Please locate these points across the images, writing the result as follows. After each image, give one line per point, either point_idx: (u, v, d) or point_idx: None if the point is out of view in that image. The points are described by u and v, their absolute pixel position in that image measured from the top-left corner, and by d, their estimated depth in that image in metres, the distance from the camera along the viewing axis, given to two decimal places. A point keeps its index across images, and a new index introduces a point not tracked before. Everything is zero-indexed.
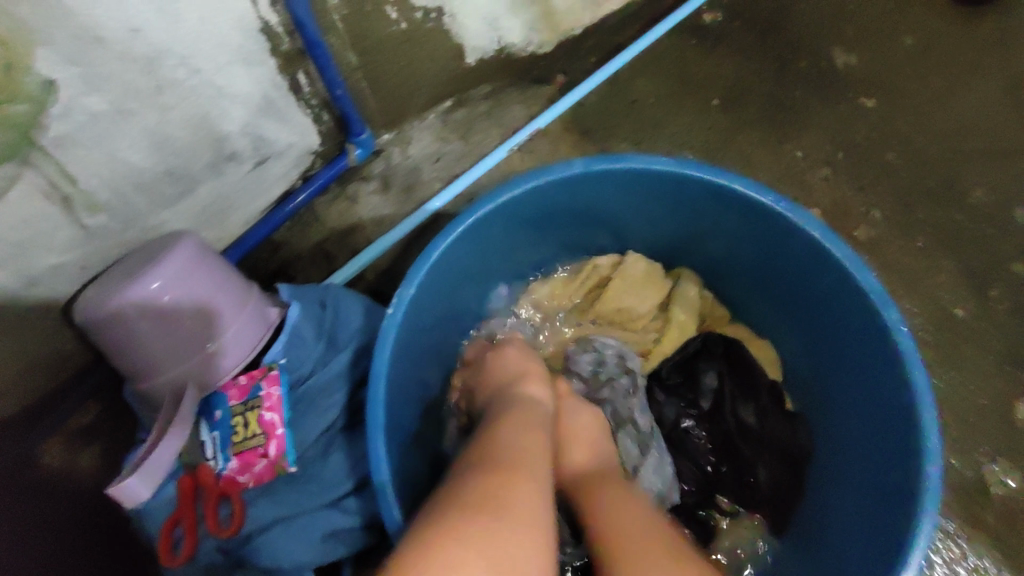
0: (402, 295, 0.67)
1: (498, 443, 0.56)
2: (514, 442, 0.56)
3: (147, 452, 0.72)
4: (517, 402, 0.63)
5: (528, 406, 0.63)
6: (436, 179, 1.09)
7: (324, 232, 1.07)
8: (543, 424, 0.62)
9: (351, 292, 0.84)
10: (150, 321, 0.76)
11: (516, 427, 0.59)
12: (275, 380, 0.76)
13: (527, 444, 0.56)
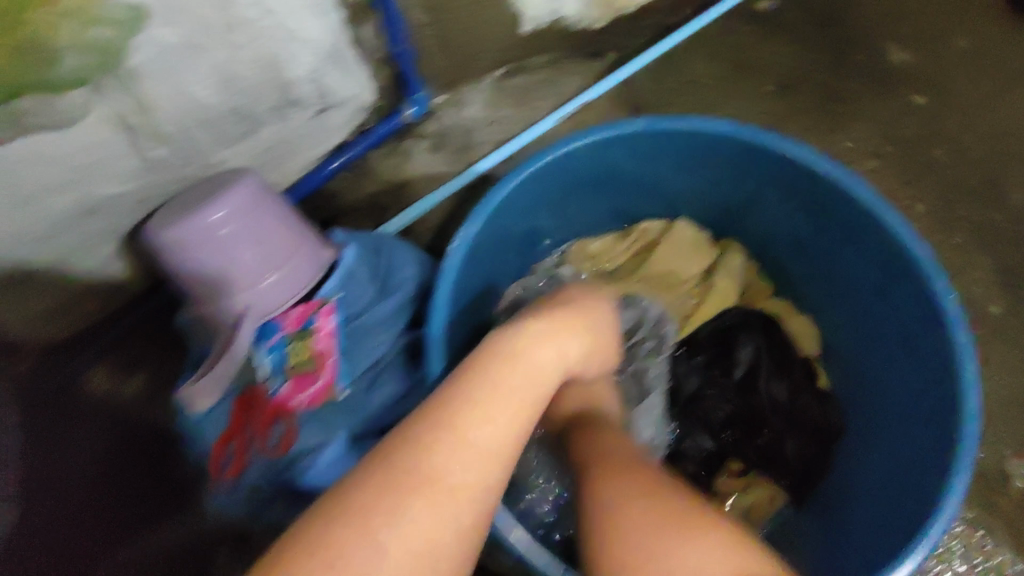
0: (465, 233, 0.69)
1: (451, 440, 0.50)
2: (473, 445, 0.50)
3: (208, 367, 0.75)
4: (515, 376, 0.56)
5: (518, 386, 0.55)
6: (488, 143, 1.11)
7: (376, 185, 1.09)
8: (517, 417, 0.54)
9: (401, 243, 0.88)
10: (212, 249, 0.79)
11: (485, 418, 0.52)
12: (329, 313, 0.79)
13: (481, 450, 0.50)
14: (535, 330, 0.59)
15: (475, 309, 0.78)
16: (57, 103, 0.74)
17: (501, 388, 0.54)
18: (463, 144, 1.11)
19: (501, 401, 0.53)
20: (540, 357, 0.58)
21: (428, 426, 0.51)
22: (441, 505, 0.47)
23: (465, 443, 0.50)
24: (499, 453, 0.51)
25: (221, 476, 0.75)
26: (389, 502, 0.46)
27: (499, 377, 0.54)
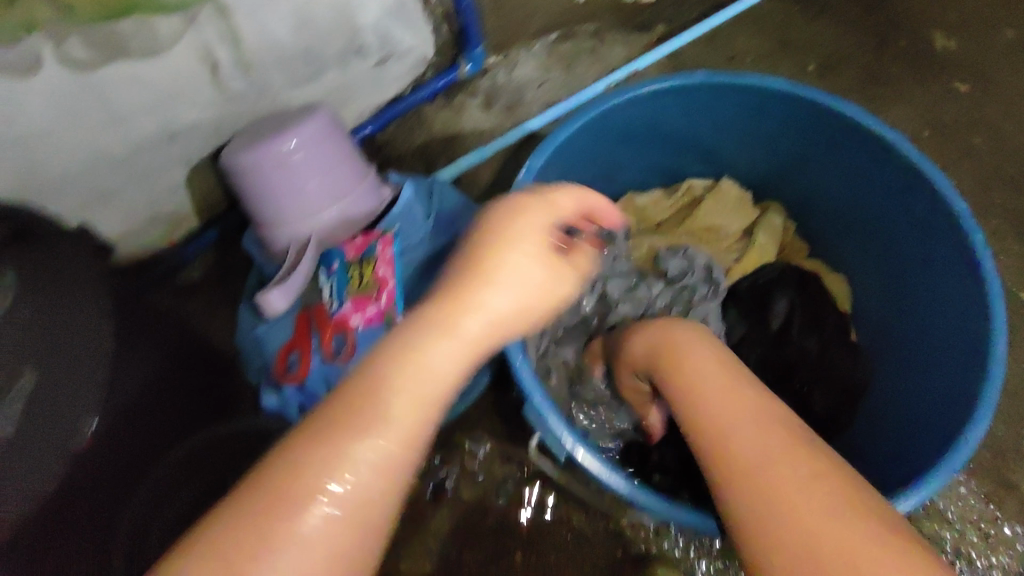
0: (531, 164, 0.72)
1: (336, 447, 0.44)
2: (359, 451, 0.44)
3: (283, 277, 0.82)
4: (417, 365, 0.49)
5: (415, 382, 0.48)
6: (537, 103, 1.15)
7: (428, 136, 1.14)
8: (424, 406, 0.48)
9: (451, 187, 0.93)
10: (282, 177, 0.84)
11: (378, 419, 0.46)
12: (388, 242, 0.82)
13: (377, 453, 0.45)
14: (439, 314, 0.52)
15: None
16: (152, 28, 0.79)
17: (397, 388, 0.47)
18: (513, 103, 1.15)
19: (392, 400, 0.46)
20: (442, 348, 0.50)
21: (303, 444, 0.44)
22: (312, 529, 0.42)
23: (349, 446, 0.44)
24: (395, 456, 0.45)
25: (284, 385, 0.80)
26: (249, 536, 0.41)
27: (392, 372, 0.48)
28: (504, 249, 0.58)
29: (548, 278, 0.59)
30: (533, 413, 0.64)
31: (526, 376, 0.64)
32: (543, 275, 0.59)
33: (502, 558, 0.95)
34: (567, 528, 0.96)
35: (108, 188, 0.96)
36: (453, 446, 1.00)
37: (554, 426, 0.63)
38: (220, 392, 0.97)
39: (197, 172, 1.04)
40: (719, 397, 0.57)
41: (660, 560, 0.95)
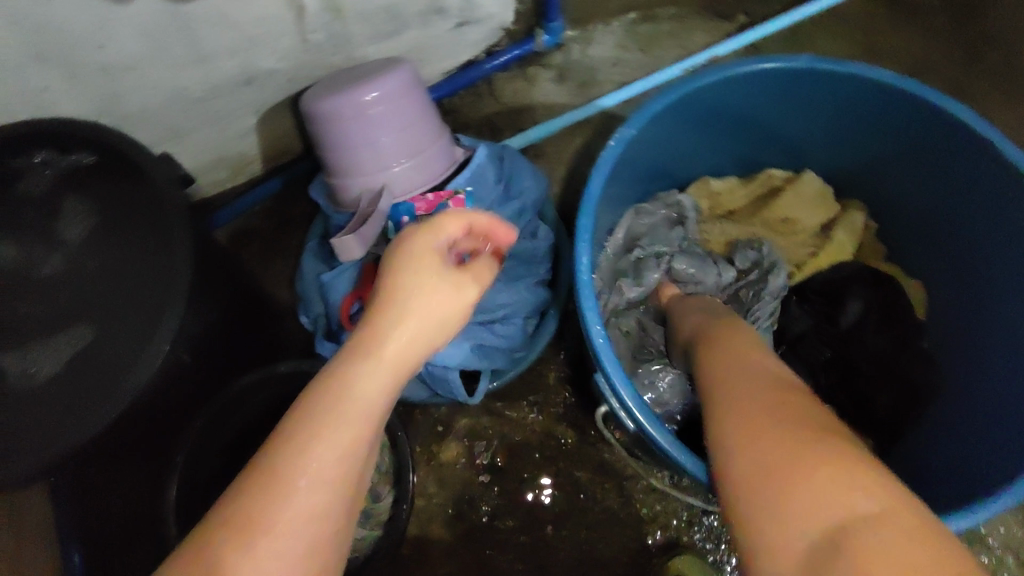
0: (623, 133, 0.71)
1: (273, 493, 0.45)
2: (295, 489, 0.46)
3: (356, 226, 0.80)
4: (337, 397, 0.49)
5: (334, 426, 0.48)
6: (610, 82, 1.14)
7: (497, 106, 1.13)
8: (351, 432, 0.48)
9: (521, 156, 0.93)
10: (360, 128, 0.84)
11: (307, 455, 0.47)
12: (460, 203, 0.83)
13: (314, 488, 0.46)
14: (351, 357, 0.51)
15: (606, 220, 0.81)
16: None
17: (318, 435, 0.47)
18: (585, 80, 1.14)
19: (315, 452, 0.47)
20: (361, 380, 0.50)
21: (230, 506, 0.45)
22: (261, 571, 0.44)
23: (283, 487, 0.45)
24: (333, 482, 0.47)
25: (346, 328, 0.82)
26: None
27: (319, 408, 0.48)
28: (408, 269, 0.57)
29: (457, 297, 0.57)
30: (602, 372, 0.65)
31: (600, 339, 0.64)
32: (455, 296, 0.57)
33: (531, 530, 0.96)
34: (598, 509, 0.96)
35: (181, 127, 0.97)
36: (493, 415, 1.00)
37: (621, 389, 0.64)
38: (262, 337, 0.98)
39: (266, 120, 1.05)
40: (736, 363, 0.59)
41: (689, 550, 0.95)
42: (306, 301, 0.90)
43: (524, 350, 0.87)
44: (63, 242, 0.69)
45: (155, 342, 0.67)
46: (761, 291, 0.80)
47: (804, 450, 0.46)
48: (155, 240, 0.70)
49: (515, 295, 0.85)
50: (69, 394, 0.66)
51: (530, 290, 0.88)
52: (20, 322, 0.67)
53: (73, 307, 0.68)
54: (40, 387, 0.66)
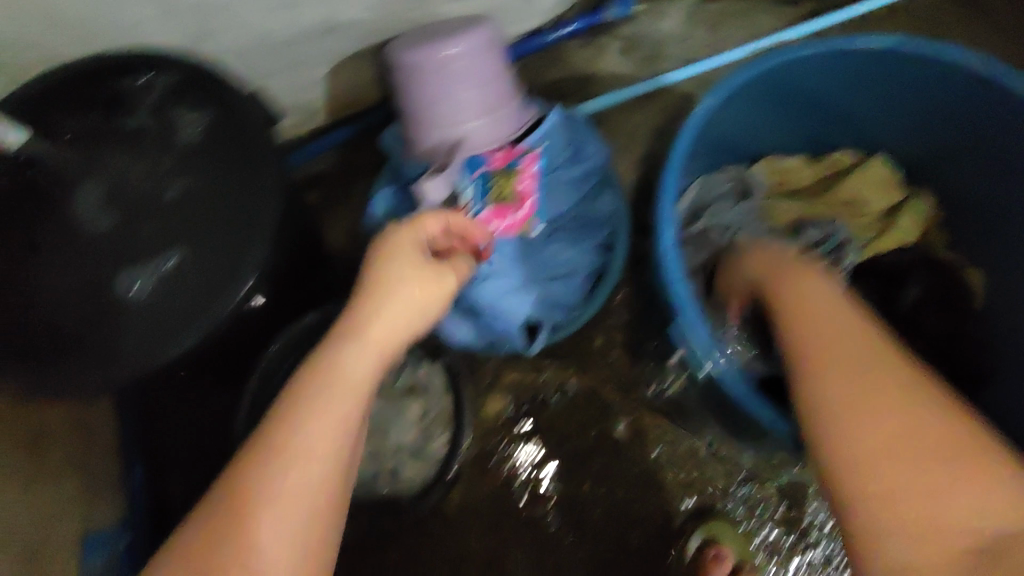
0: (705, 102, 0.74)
1: (272, 454, 0.55)
2: (289, 449, 0.55)
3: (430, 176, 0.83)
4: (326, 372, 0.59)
5: (329, 397, 0.58)
6: (676, 58, 1.16)
7: (563, 73, 1.15)
8: (335, 399, 0.58)
9: (586, 123, 0.94)
10: (441, 82, 0.85)
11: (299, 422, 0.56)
12: (532, 160, 0.85)
13: (306, 449, 0.56)
14: (343, 341, 0.61)
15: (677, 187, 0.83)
16: None
17: (316, 404, 0.57)
18: (652, 55, 1.16)
19: (312, 417, 0.57)
20: (352, 356, 0.60)
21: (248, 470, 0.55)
22: (267, 514, 0.54)
23: (277, 450, 0.55)
24: (322, 444, 0.56)
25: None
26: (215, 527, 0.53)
27: (311, 382, 0.58)
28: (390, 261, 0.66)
29: (434, 286, 0.66)
30: (681, 326, 0.70)
31: (680, 291, 0.69)
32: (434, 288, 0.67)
33: (568, 485, 0.99)
34: (635, 471, 0.99)
35: (256, 72, 0.97)
36: (539, 374, 1.03)
37: (702, 346, 0.69)
38: (319, 278, 1.00)
39: (337, 71, 1.06)
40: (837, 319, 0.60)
41: (722, 517, 0.98)
42: None
43: (583, 308, 0.88)
44: (167, 173, 0.74)
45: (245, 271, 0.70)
46: (838, 270, 0.79)
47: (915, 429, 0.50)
48: (246, 171, 0.74)
49: (575, 255, 0.89)
50: (161, 318, 0.70)
51: (590, 253, 0.91)
52: (116, 249, 0.71)
53: (167, 237, 0.72)
54: (132, 308, 0.70)
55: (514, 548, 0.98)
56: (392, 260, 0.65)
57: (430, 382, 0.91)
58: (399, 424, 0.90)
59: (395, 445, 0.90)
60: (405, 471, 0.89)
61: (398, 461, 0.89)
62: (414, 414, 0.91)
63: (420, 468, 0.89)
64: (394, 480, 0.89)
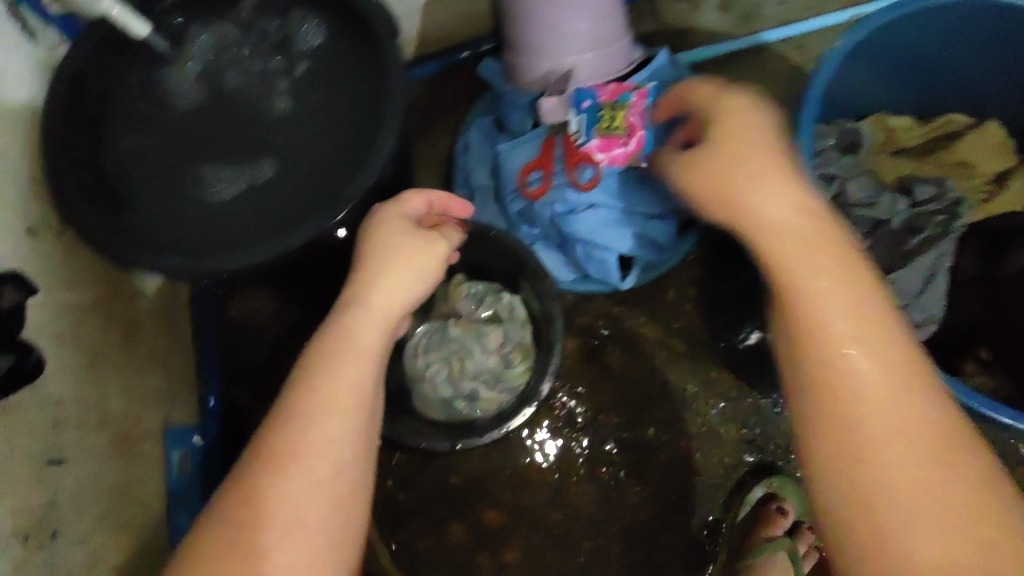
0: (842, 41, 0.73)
1: (298, 423, 0.53)
2: (313, 415, 0.54)
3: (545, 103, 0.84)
4: (339, 338, 0.59)
5: (332, 363, 0.57)
6: (774, 18, 1.14)
7: (657, 25, 1.15)
8: (347, 363, 0.57)
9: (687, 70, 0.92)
10: (555, 11, 0.84)
11: (320, 389, 0.55)
12: (642, 96, 0.84)
13: (331, 411, 0.54)
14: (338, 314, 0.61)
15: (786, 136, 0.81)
16: None
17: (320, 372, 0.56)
18: (749, 13, 1.15)
19: (322, 384, 0.55)
20: (355, 321, 0.60)
21: (258, 456, 0.53)
22: (299, 480, 0.52)
23: (296, 417, 0.54)
24: (348, 406, 0.55)
25: (522, 197, 0.86)
26: (244, 498, 0.51)
27: (324, 350, 0.58)
28: (383, 233, 0.65)
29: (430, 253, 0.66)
30: None
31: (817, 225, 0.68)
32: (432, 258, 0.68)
33: (633, 429, 1.01)
34: (701, 421, 1.00)
35: None
36: (613, 318, 1.04)
37: None
38: None
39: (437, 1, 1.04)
40: (837, 325, 0.53)
41: (784, 474, 0.99)
42: (465, 172, 0.94)
43: (678, 249, 0.86)
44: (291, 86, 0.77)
45: (357, 177, 0.69)
46: (947, 224, 0.79)
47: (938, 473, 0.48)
48: (366, 83, 0.75)
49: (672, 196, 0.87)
50: (263, 216, 0.73)
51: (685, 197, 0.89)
52: (229, 149, 0.75)
53: (285, 148, 0.75)
54: (239, 204, 0.74)
55: (579, 484, 0.99)
56: (386, 231, 0.65)
57: (514, 312, 0.92)
58: (480, 350, 0.91)
59: (475, 370, 0.91)
60: (484, 398, 0.90)
61: (479, 386, 0.90)
62: (496, 341, 0.91)
63: (499, 394, 0.90)
64: (472, 405, 0.90)
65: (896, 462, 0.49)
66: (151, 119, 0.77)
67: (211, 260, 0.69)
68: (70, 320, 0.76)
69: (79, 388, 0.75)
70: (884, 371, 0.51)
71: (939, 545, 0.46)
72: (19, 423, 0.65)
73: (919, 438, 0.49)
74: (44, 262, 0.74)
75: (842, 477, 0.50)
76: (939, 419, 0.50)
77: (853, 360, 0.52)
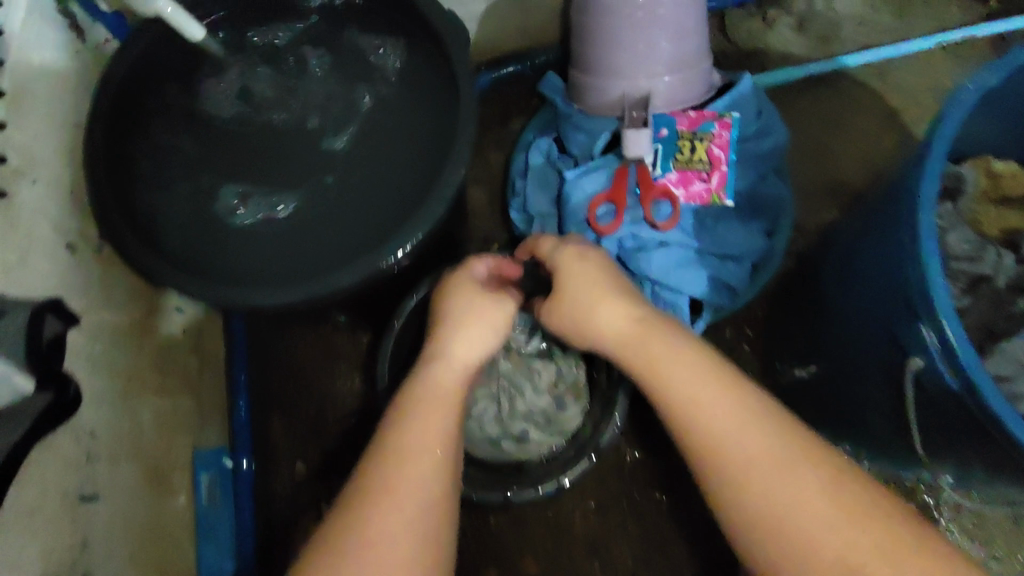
0: (979, 80, 0.61)
1: (397, 460, 0.54)
2: (412, 452, 0.54)
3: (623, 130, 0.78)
4: (434, 387, 0.59)
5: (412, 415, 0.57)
6: (852, 42, 1.07)
7: (726, 43, 1.08)
8: (442, 411, 0.57)
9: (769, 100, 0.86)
10: (635, 30, 0.78)
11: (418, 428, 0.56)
12: (726, 126, 0.78)
13: (429, 447, 0.55)
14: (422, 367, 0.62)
15: (890, 178, 0.71)
16: None
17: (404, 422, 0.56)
18: (825, 35, 1.07)
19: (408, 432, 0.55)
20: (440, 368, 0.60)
21: (354, 500, 0.52)
22: (402, 516, 0.51)
23: (397, 457, 0.54)
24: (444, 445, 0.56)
25: (590, 230, 0.79)
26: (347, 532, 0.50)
27: (415, 395, 0.58)
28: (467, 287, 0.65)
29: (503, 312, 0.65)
30: (927, 323, 0.58)
31: (934, 272, 0.57)
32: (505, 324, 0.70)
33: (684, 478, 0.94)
34: None
35: None
36: None
37: (956, 349, 0.55)
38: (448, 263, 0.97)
39: (494, 10, 0.98)
40: (680, 376, 0.57)
41: None
42: (523, 197, 0.87)
43: (752, 291, 0.79)
44: (360, 109, 0.73)
45: (418, 211, 0.64)
46: None
47: (802, 469, 0.51)
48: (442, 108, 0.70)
49: (747, 235, 0.81)
50: (315, 250, 0.68)
51: (758, 235, 0.82)
52: (292, 175, 0.72)
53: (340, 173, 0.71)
54: (292, 232, 0.70)
55: (622, 536, 0.93)
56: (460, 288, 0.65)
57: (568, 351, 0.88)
58: (533, 389, 0.86)
59: (526, 409, 0.85)
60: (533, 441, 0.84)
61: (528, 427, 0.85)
62: (548, 379, 0.86)
63: (549, 437, 0.84)
64: (519, 446, 0.84)
65: (760, 473, 0.52)
66: (209, 138, 0.73)
67: (252, 293, 0.63)
68: (104, 345, 0.72)
69: (112, 418, 0.71)
70: (717, 388, 0.56)
71: (841, 539, 0.48)
72: (51, 458, 0.61)
73: (781, 446, 0.53)
74: (82, 284, 0.70)
75: (735, 497, 0.53)
76: (769, 420, 0.55)
77: (702, 409, 0.56)
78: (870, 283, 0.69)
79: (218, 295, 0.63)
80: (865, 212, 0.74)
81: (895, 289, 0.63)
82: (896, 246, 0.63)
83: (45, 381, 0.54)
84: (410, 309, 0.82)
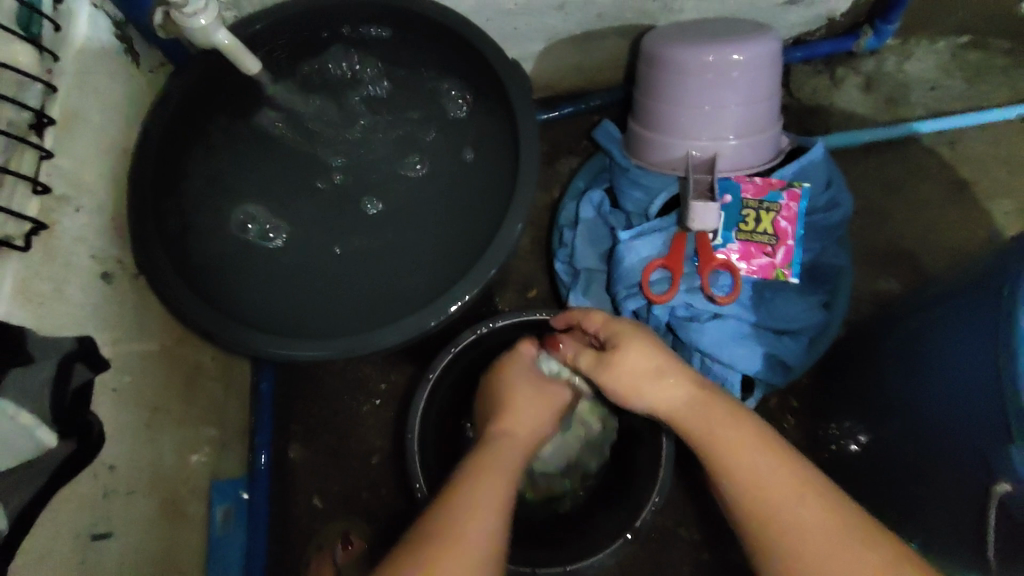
0: None
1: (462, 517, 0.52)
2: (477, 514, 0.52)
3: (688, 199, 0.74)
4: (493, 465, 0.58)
5: (473, 503, 0.53)
6: (922, 106, 1.02)
7: (789, 97, 1.04)
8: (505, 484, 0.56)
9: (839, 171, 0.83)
10: (706, 90, 0.74)
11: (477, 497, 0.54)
12: (794, 197, 0.76)
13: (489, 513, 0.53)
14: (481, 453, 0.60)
15: (975, 269, 0.66)
16: None
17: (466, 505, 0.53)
18: (894, 96, 1.03)
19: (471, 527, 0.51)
20: (498, 452, 0.60)
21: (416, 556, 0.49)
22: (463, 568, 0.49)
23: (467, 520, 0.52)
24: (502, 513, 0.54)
25: (641, 294, 0.76)
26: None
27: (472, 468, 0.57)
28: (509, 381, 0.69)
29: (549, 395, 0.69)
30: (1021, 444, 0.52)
31: None
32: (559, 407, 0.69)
33: (715, 548, 0.88)
34: None
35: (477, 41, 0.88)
36: None
37: None
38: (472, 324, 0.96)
39: (552, 51, 0.96)
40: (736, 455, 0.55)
41: None
42: (570, 249, 0.83)
43: (804, 366, 0.75)
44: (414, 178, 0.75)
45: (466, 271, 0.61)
46: None
47: (856, 557, 0.48)
48: (506, 164, 0.68)
49: (809, 312, 0.76)
50: (356, 305, 0.67)
51: (816, 310, 0.77)
52: (350, 226, 0.73)
53: (372, 231, 0.73)
54: (333, 278, 0.70)
55: None
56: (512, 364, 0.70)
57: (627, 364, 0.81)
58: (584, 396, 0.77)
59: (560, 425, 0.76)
60: (569, 448, 0.80)
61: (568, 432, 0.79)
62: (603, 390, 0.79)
63: (582, 453, 0.81)
64: (552, 452, 0.79)
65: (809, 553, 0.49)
66: (264, 184, 0.74)
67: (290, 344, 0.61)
68: (132, 376, 0.69)
69: (134, 451, 0.69)
70: (765, 462, 0.54)
71: None
72: (68, 499, 0.58)
73: (837, 533, 0.50)
74: (115, 312, 0.68)
75: None
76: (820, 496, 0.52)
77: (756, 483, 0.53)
78: (947, 381, 0.63)
79: (265, 349, 0.61)
80: (942, 301, 0.68)
81: (986, 398, 0.57)
82: (986, 347, 0.57)
83: (69, 430, 0.51)
84: (445, 364, 0.77)
